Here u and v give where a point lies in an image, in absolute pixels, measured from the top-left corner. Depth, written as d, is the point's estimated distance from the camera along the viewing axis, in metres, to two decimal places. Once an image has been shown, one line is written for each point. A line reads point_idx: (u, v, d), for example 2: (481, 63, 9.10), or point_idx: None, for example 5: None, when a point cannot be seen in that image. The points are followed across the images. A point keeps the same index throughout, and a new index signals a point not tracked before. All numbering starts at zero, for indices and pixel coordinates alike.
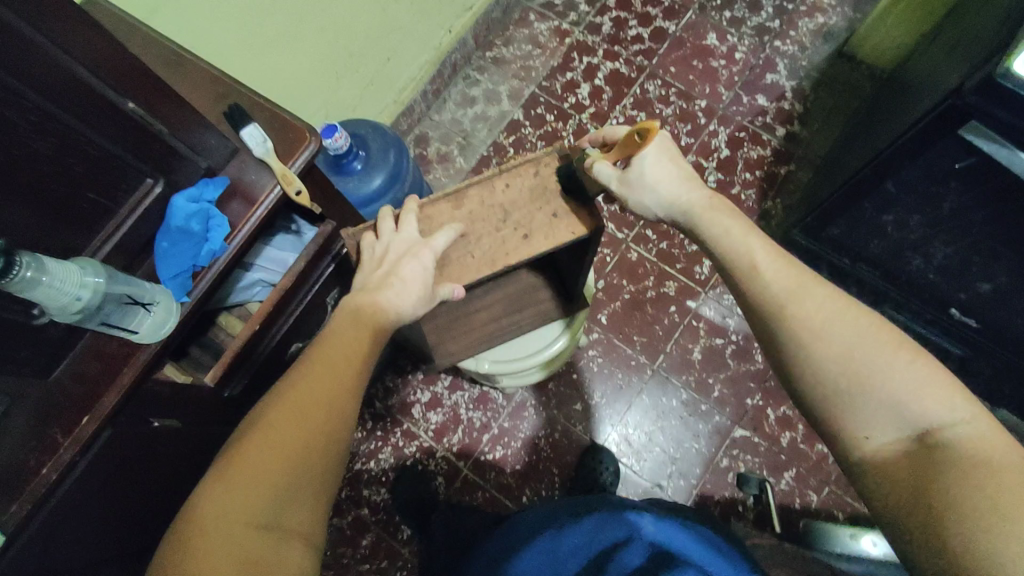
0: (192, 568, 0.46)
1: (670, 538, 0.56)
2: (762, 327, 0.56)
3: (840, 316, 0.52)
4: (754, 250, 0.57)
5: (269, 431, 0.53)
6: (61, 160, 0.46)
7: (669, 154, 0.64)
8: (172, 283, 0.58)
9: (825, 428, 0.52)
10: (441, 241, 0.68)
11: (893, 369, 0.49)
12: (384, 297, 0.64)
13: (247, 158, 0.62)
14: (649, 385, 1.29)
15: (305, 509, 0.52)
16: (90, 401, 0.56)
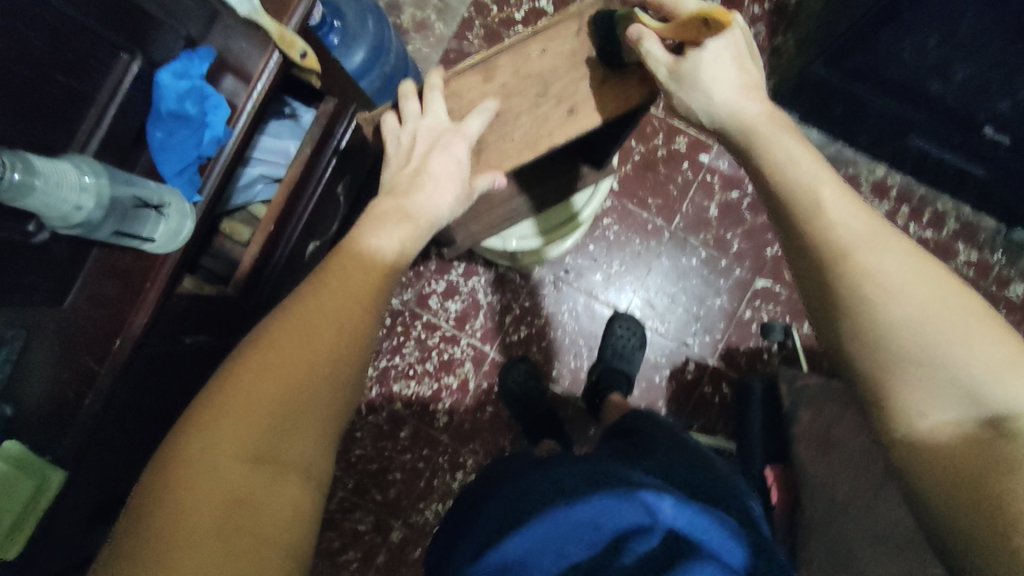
0: (169, 507, 0.39)
1: (690, 528, 0.48)
2: (816, 281, 0.48)
3: (921, 282, 0.44)
4: (823, 189, 0.49)
5: (274, 352, 0.44)
6: (26, 36, 0.38)
7: (738, 55, 0.55)
8: (178, 180, 0.51)
9: (872, 393, 0.45)
10: (475, 126, 0.60)
11: (978, 346, 0.42)
12: (410, 203, 0.56)
13: (230, 20, 0.50)
14: (667, 248, 1.26)
15: (308, 444, 0.44)
16: (118, 323, 0.51)
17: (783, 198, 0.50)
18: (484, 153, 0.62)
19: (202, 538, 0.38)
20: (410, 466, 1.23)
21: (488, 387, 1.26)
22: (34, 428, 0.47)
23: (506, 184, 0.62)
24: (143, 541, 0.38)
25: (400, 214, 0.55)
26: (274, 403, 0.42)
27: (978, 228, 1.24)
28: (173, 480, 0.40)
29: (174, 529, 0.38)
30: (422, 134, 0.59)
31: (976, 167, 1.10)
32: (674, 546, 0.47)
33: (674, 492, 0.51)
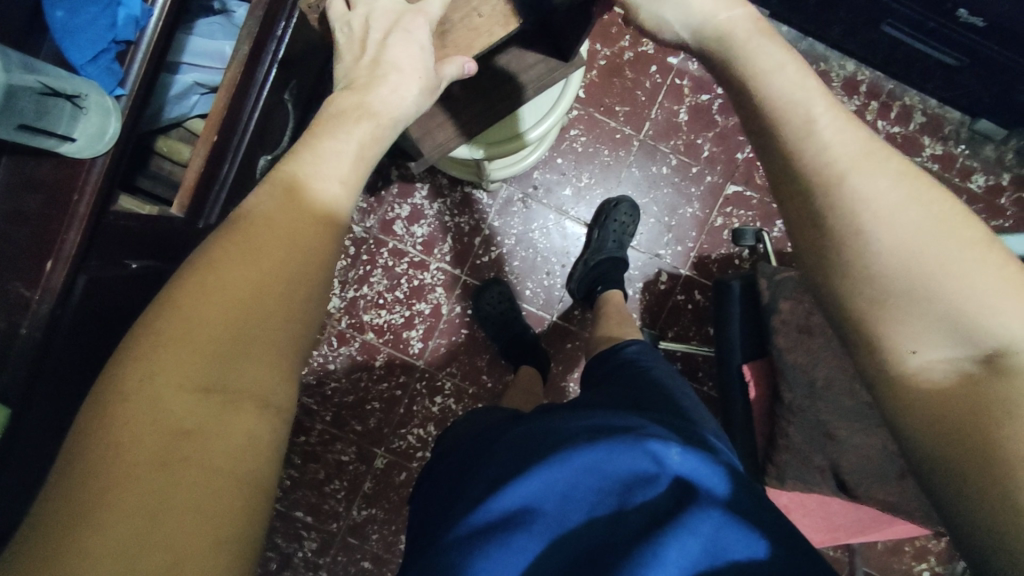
0: (102, 454, 0.32)
1: (696, 476, 0.43)
2: (800, 208, 0.40)
3: (913, 203, 0.38)
4: (816, 103, 0.41)
5: (220, 273, 0.38)
6: None
7: None
8: (90, 67, 0.47)
9: (856, 329, 0.38)
10: (435, 3, 0.53)
11: (976, 273, 0.35)
12: (374, 102, 0.49)
13: None
14: (636, 158, 1.23)
15: (260, 376, 0.38)
16: (47, 243, 0.46)
17: (764, 116, 0.42)
18: (449, 36, 0.55)
19: (144, 479, 0.32)
20: (387, 395, 1.21)
21: (461, 311, 1.23)
22: None
23: (474, 71, 0.55)
24: (77, 481, 0.32)
25: (362, 112, 0.48)
26: (222, 328, 0.37)
27: (943, 121, 1.24)
28: (109, 421, 0.33)
29: (110, 470, 0.32)
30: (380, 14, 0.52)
31: (948, 54, 1.06)
32: (683, 492, 0.42)
33: (676, 440, 0.46)
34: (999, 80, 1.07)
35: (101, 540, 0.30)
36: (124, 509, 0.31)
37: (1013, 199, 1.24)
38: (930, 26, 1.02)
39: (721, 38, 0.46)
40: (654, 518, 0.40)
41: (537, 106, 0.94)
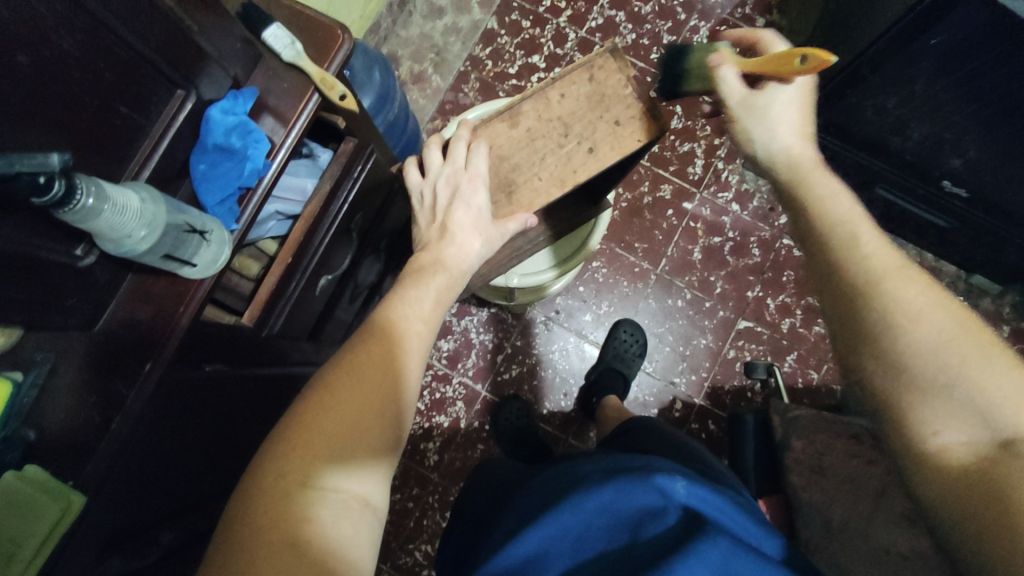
0: (241, 539, 0.40)
1: (706, 506, 0.46)
2: (842, 302, 0.49)
3: (941, 308, 0.46)
4: (860, 227, 0.52)
5: (329, 387, 0.46)
6: (92, 64, 0.38)
7: (806, 97, 0.58)
8: (218, 210, 0.52)
9: (891, 416, 0.46)
10: (481, 165, 0.64)
11: (984, 372, 0.43)
12: (448, 253, 0.60)
13: (274, 63, 0.54)
14: (653, 290, 1.31)
15: (360, 466, 0.45)
16: (149, 346, 0.53)
17: (816, 231, 0.53)
18: (515, 196, 0.65)
19: (275, 555, 0.39)
20: (400, 505, 1.22)
21: (479, 426, 1.26)
22: (60, 454, 0.47)
23: (536, 223, 0.65)
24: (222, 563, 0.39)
25: (437, 266, 0.59)
26: (333, 433, 0.44)
27: (940, 273, 1.33)
28: (256, 491, 0.42)
29: (252, 549, 0.39)
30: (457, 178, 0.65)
31: (938, 216, 1.18)
32: (691, 519, 0.44)
33: (684, 475, 0.49)
34: (989, 240, 1.17)
35: None
36: None
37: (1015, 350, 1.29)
38: (920, 190, 1.15)
39: (791, 168, 0.57)
40: (665, 546, 0.42)
41: (561, 247, 1.08)
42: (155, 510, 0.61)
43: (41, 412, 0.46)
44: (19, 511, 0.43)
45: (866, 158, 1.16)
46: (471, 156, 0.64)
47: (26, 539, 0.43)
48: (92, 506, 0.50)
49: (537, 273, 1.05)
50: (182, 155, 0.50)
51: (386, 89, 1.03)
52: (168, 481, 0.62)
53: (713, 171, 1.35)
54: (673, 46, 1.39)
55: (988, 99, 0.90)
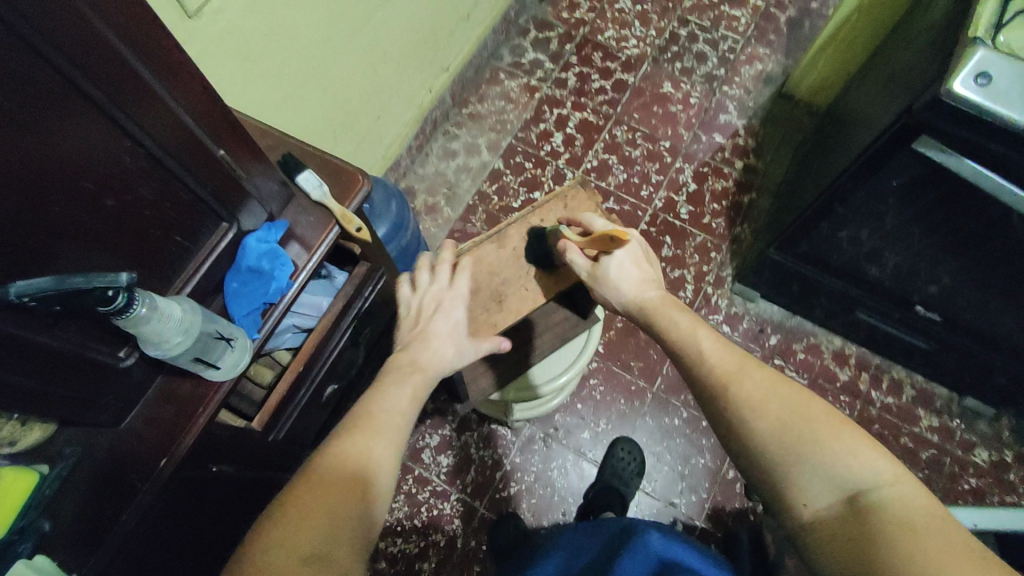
0: None
1: (674, 554, 0.65)
2: (711, 404, 0.63)
3: (778, 397, 0.59)
4: (703, 340, 0.67)
5: (307, 496, 0.54)
6: (159, 205, 0.48)
7: (635, 257, 0.76)
8: (244, 320, 0.60)
9: (772, 497, 0.58)
10: (463, 285, 0.74)
11: (825, 443, 0.55)
12: (432, 366, 0.69)
13: (303, 200, 0.65)
14: (650, 408, 1.35)
15: (335, 560, 0.51)
16: (167, 444, 0.58)
17: (676, 348, 0.68)
18: (505, 304, 0.76)
19: None
20: None
21: (476, 545, 1.24)
22: (70, 546, 0.51)
23: (508, 343, 0.75)
24: None
25: (415, 368, 0.68)
26: (311, 536, 0.51)
27: (934, 395, 1.36)
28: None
29: None
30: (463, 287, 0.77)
31: (921, 338, 1.24)
32: None
33: None
34: (974, 362, 1.21)
35: None
36: None
37: (1021, 475, 1.28)
38: (898, 313, 1.22)
39: (641, 307, 0.73)
40: None
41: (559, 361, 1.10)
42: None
43: (57, 506, 0.51)
44: None
45: (844, 284, 1.24)
46: (454, 276, 0.75)
47: None
48: None
49: (528, 393, 1.10)
50: (220, 274, 0.58)
51: (399, 218, 1.15)
52: None
53: (703, 295, 1.44)
54: (660, 184, 1.55)
55: (942, 232, 1.00)
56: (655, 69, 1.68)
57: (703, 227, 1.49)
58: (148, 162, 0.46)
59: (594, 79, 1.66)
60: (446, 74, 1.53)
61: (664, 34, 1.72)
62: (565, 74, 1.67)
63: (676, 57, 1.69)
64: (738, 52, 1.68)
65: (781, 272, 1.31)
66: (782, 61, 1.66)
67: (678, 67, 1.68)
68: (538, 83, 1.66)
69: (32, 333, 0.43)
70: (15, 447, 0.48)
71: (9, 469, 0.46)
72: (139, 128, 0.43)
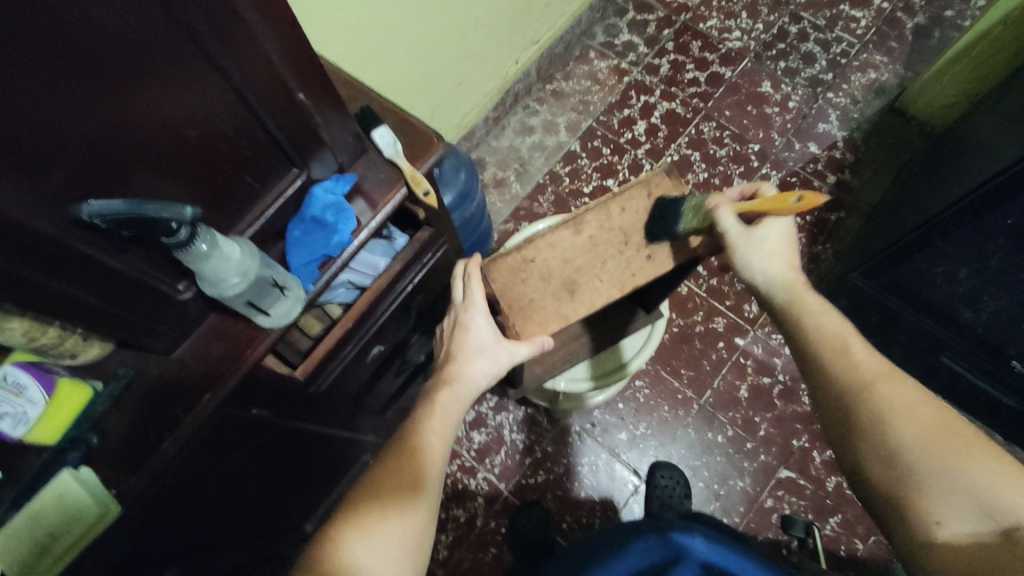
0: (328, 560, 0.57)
1: (724, 561, 0.63)
2: (840, 405, 0.60)
3: (930, 409, 0.56)
4: (849, 342, 0.63)
5: (392, 458, 0.64)
6: (237, 143, 0.47)
7: (790, 240, 0.71)
8: (302, 270, 0.59)
9: (897, 509, 0.55)
10: (476, 294, 0.71)
11: (971, 465, 0.52)
12: (459, 388, 0.69)
13: (376, 156, 0.63)
14: (695, 420, 1.29)
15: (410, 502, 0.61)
16: (212, 380, 0.57)
17: (814, 337, 0.64)
18: (578, 295, 0.69)
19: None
20: None
21: (495, 527, 1.24)
22: (111, 462, 0.53)
23: (552, 342, 0.70)
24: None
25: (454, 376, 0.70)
26: (382, 488, 0.61)
27: None
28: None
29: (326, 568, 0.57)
30: (531, 276, 0.69)
31: (1007, 395, 1.13)
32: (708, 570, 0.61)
33: (707, 532, 0.66)
34: None
35: None
36: None
37: None
38: (989, 365, 1.11)
39: (785, 290, 0.69)
40: None
41: (617, 355, 1.10)
42: (157, 546, 0.65)
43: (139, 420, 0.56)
44: (65, 510, 0.49)
45: (931, 324, 1.14)
46: (466, 286, 0.72)
47: (62, 536, 0.49)
48: (130, 524, 0.56)
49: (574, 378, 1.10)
50: (283, 221, 0.58)
51: (466, 191, 1.13)
52: (185, 508, 0.66)
53: None
54: None
55: None
56: (756, 66, 1.57)
57: None
58: (232, 96, 0.44)
59: (689, 69, 1.58)
60: (535, 46, 1.48)
61: (772, 29, 1.61)
62: (659, 60, 1.59)
63: (780, 56, 1.58)
64: (851, 57, 1.55)
65: (861, 300, 1.21)
66: (899, 73, 1.53)
67: (782, 66, 1.56)
68: (628, 67, 1.59)
69: (101, 254, 0.43)
70: (76, 359, 0.54)
71: (70, 380, 0.53)
72: (229, 62, 0.42)
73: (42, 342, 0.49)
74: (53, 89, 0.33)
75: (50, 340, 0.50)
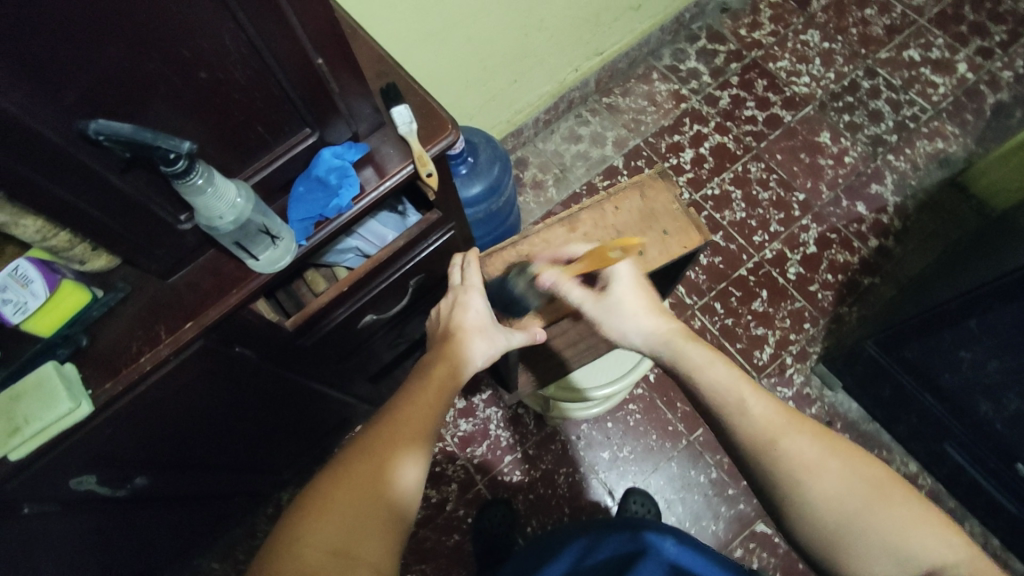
0: (332, 484, 0.54)
1: (694, 566, 0.59)
2: (755, 466, 0.56)
3: (831, 456, 0.54)
4: (742, 395, 0.59)
5: (406, 393, 0.63)
6: (249, 93, 0.51)
7: (636, 284, 0.72)
8: (297, 225, 0.62)
9: (825, 562, 0.52)
10: (474, 279, 0.75)
11: (883, 515, 0.51)
12: (467, 364, 0.68)
13: (390, 131, 0.66)
14: (680, 455, 1.27)
15: (423, 427, 0.60)
16: (197, 309, 0.61)
17: (711, 396, 0.60)
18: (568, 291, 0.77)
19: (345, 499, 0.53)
20: None
21: (463, 515, 1.25)
22: (95, 365, 0.59)
23: (543, 338, 0.75)
24: (310, 508, 0.53)
25: (459, 355, 0.68)
26: (392, 417, 0.60)
27: (1005, 566, 1.17)
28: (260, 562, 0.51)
29: (328, 492, 0.54)
30: (526, 272, 0.79)
31: (1012, 501, 1.06)
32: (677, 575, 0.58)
33: (678, 531, 0.62)
34: None
35: (320, 528, 0.51)
36: (328, 520, 0.52)
37: None
38: (997, 465, 1.06)
39: (666, 346, 0.67)
40: None
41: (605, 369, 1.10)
42: (130, 453, 0.71)
43: (119, 330, 0.60)
44: (42, 397, 0.54)
45: (943, 410, 1.09)
46: (466, 273, 0.76)
47: (33, 421, 0.54)
48: (97, 431, 0.62)
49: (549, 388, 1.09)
50: (291, 174, 0.61)
51: (495, 185, 1.14)
52: (158, 429, 0.71)
53: (779, 362, 1.33)
54: (778, 235, 1.43)
55: None
56: (818, 114, 1.54)
57: (806, 295, 1.37)
58: (247, 50, 0.48)
59: (748, 106, 1.56)
60: (598, 57, 1.49)
61: (843, 81, 1.56)
62: (720, 92, 1.58)
63: (846, 109, 1.53)
64: (921, 123, 1.50)
65: (876, 370, 1.17)
66: (969, 147, 1.46)
67: (845, 119, 1.52)
68: (687, 94, 1.58)
69: (106, 173, 0.47)
70: (84, 267, 0.59)
71: (72, 283, 0.58)
72: (246, 18, 0.45)
73: (52, 244, 0.54)
74: (74, 16, 0.38)
75: (60, 243, 0.55)
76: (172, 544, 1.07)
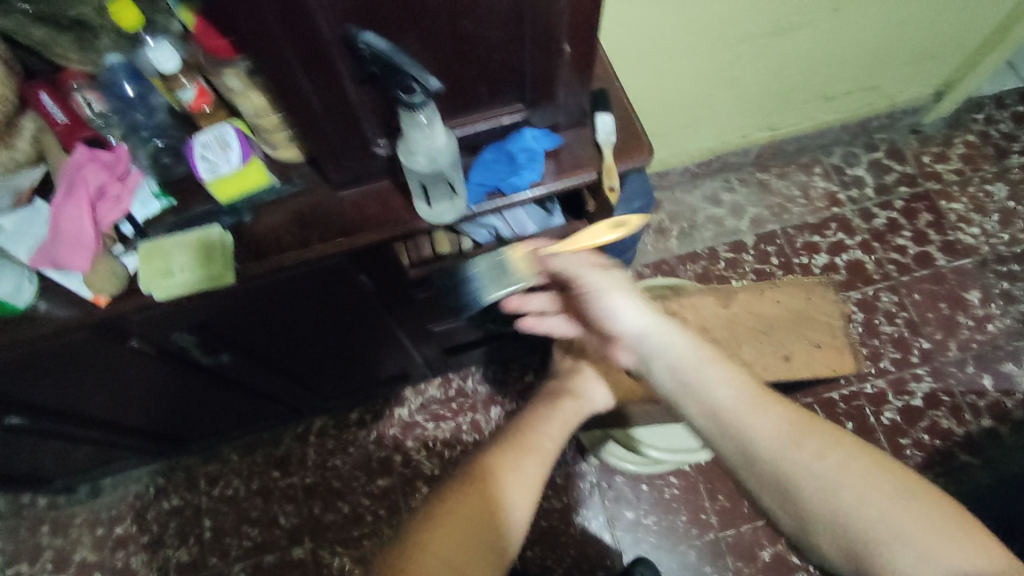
0: (454, 500, 0.52)
1: None
2: (783, 506, 0.47)
3: (856, 474, 0.45)
4: (743, 417, 0.50)
5: (518, 426, 0.62)
6: (493, 54, 0.53)
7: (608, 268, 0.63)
8: (473, 189, 0.63)
9: None
10: None
11: (928, 536, 0.43)
12: (584, 408, 0.69)
13: (587, 134, 0.66)
14: (703, 547, 1.22)
15: (538, 461, 0.58)
16: (351, 229, 0.63)
17: (708, 406, 0.51)
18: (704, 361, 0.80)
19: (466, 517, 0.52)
20: (360, 510, 1.25)
21: None
22: (246, 243, 0.62)
23: None
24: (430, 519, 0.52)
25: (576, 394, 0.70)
26: (508, 442, 0.59)
27: None
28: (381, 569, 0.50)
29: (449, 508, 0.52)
30: None
31: None
32: None
33: None
34: None
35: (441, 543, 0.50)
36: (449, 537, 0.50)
37: None
38: None
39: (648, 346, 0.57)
40: None
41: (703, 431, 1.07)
42: (232, 331, 0.74)
43: (277, 220, 0.63)
44: (199, 255, 0.59)
45: None
46: None
47: (186, 272, 0.59)
48: (220, 300, 0.65)
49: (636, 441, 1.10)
50: (485, 141, 0.63)
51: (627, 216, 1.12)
52: (263, 318, 0.74)
53: None
54: (886, 373, 1.34)
55: None
56: (975, 270, 1.43)
57: (893, 445, 1.28)
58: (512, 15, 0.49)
59: (903, 235, 1.47)
60: (770, 133, 1.46)
61: (1015, 246, 1.45)
62: (879, 210, 1.51)
63: (1008, 276, 1.42)
64: None
65: None
66: None
67: (1003, 286, 1.41)
68: (844, 199, 1.52)
69: (345, 80, 0.50)
70: (272, 152, 0.63)
71: (258, 164, 0.60)
72: None
73: (261, 122, 0.59)
74: None
75: (267, 125, 0.59)
76: (213, 421, 1.12)
